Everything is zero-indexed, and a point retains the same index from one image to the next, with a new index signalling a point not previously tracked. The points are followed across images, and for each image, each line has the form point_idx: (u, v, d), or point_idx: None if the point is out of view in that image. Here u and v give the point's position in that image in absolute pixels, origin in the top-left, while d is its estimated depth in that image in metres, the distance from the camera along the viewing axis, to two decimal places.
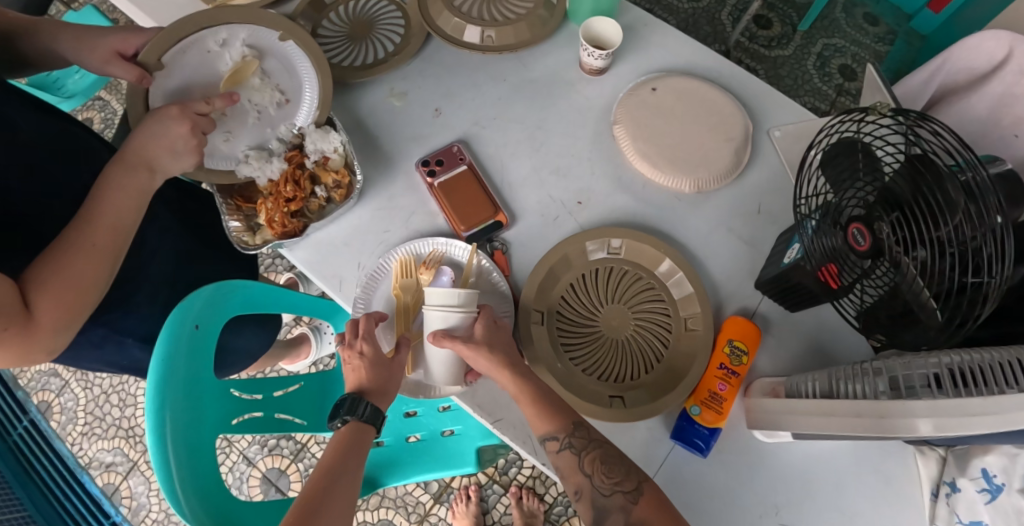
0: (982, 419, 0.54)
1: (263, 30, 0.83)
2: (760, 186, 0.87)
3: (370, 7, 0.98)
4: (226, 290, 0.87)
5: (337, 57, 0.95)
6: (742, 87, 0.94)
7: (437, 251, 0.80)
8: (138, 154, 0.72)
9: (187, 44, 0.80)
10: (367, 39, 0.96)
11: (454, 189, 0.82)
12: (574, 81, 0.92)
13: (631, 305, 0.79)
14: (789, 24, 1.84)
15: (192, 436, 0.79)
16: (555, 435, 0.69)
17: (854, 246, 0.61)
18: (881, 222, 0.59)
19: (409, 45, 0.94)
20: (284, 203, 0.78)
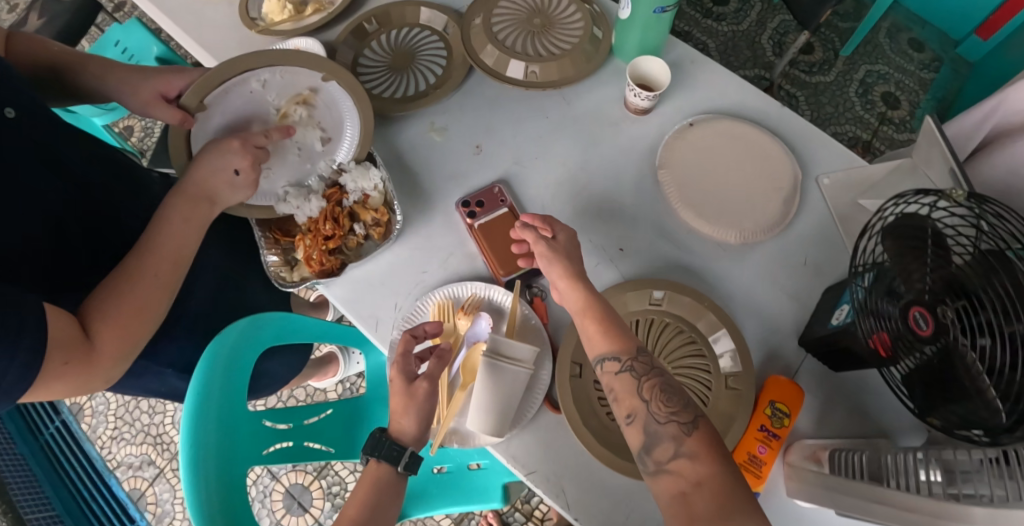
0: None
1: (303, 69, 0.82)
2: (807, 237, 0.85)
3: (411, 38, 0.98)
4: (261, 322, 0.87)
5: (377, 88, 0.94)
6: (791, 131, 0.91)
7: (476, 295, 0.78)
8: (199, 188, 0.72)
9: (229, 85, 0.80)
10: (408, 70, 0.96)
11: (494, 232, 0.81)
12: (618, 120, 0.90)
13: (669, 360, 0.78)
14: (831, 49, 1.80)
15: (227, 470, 0.79)
16: (618, 354, 0.68)
17: (917, 331, 0.58)
18: (945, 308, 0.56)
19: (450, 78, 0.93)
20: (322, 240, 0.77)
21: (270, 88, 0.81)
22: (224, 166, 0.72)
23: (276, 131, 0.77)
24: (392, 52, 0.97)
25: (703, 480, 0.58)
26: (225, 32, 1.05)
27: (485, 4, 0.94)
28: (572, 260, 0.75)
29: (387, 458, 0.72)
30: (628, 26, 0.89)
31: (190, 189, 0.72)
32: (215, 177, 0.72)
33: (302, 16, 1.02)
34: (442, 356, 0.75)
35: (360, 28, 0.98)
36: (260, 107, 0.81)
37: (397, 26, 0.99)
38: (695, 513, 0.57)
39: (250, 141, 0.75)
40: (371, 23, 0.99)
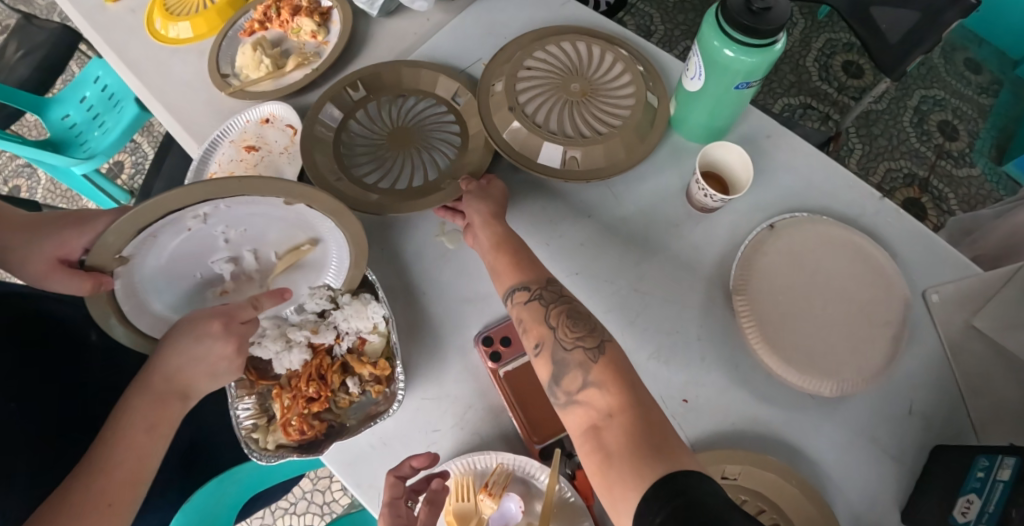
0: None
1: (259, 196, 0.60)
2: (912, 377, 0.69)
3: (411, 110, 0.79)
4: (238, 478, 0.70)
5: (373, 178, 0.75)
6: (888, 232, 0.74)
7: (503, 466, 0.62)
8: (168, 382, 0.59)
9: (155, 231, 0.57)
10: (412, 153, 0.76)
11: (523, 383, 0.65)
12: (678, 221, 0.72)
13: None
14: None
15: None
16: (527, 284, 0.63)
17: None
18: None
19: (469, 162, 0.75)
20: (304, 403, 0.63)
21: (215, 220, 0.60)
22: (203, 354, 0.58)
23: (268, 296, 0.62)
24: (387, 129, 0.77)
25: (615, 411, 0.53)
26: (194, 89, 0.87)
27: (508, 65, 0.76)
28: (498, 204, 0.69)
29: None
30: (695, 100, 0.70)
31: (156, 382, 0.59)
32: (192, 367, 0.59)
33: (283, 72, 0.84)
34: (435, 497, 0.59)
35: (342, 93, 0.79)
36: (205, 246, 0.61)
37: (391, 90, 0.80)
38: (607, 447, 0.51)
39: (234, 316, 0.60)
40: (353, 88, 0.79)
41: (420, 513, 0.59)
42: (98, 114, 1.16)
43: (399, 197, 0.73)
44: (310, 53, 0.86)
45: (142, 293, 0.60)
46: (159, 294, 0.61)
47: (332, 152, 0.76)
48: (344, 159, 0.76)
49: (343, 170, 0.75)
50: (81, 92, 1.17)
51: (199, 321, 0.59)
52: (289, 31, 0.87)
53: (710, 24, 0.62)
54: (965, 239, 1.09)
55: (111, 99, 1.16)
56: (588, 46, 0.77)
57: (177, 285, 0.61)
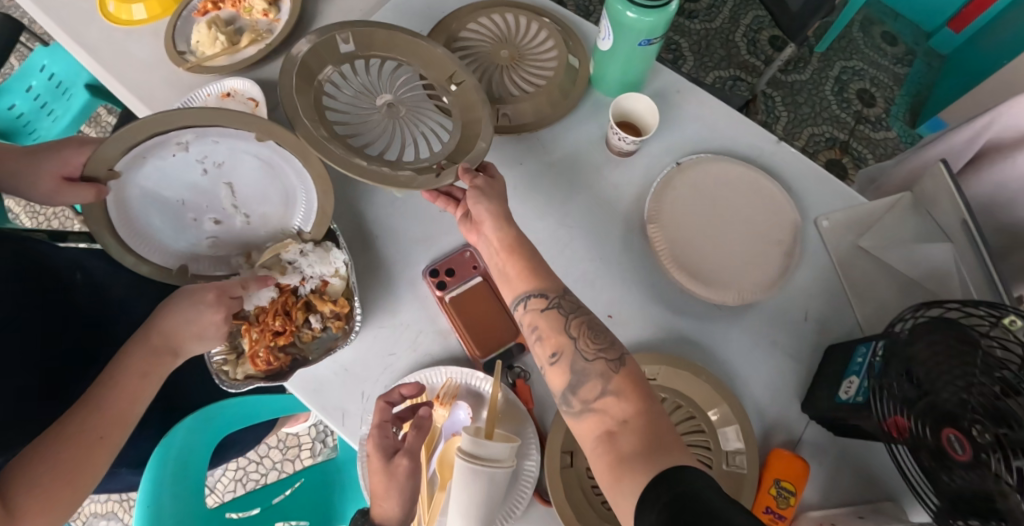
0: None
1: (236, 129, 0.69)
2: (807, 289, 0.79)
3: (406, 79, 0.78)
4: (209, 416, 0.76)
5: (359, 142, 0.74)
6: (783, 169, 0.85)
7: (452, 381, 0.70)
8: (163, 339, 0.67)
9: (143, 150, 0.66)
10: (402, 126, 0.76)
11: (468, 305, 0.72)
12: (600, 165, 0.82)
13: None
14: (805, 46, 1.72)
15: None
16: (544, 292, 0.66)
17: (952, 455, 0.53)
18: (977, 426, 0.51)
19: (467, 149, 0.74)
20: (271, 336, 0.69)
21: (196, 150, 0.68)
22: (195, 318, 0.66)
23: (256, 281, 0.69)
24: (376, 96, 0.77)
25: (630, 418, 0.56)
26: (151, 70, 0.92)
27: (445, 35, 0.84)
28: (498, 203, 0.71)
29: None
30: (609, 58, 0.79)
31: (156, 338, 0.67)
32: (184, 328, 0.66)
33: (237, 47, 0.90)
34: (421, 423, 0.67)
35: (330, 43, 0.75)
36: (186, 175, 0.69)
37: (381, 55, 0.78)
38: (620, 450, 0.54)
39: (226, 289, 0.68)
40: (345, 40, 0.76)
41: (405, 437, 0.67)
42: (46, 103, 1.18)
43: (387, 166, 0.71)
44: (262, 31, 0.92)
45: (130, 215, 0.67)
46: (146, 224, 0.68)
47: (313, 102, 0.72)
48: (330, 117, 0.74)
49: (325, 127, 0.71)
50: (27, 82, 1.17)
51: (197, 290, 0.67)
52: (241, 11, 0.93)
53: None
54: (870, 185, 1.21)
55: (59, 88, 1.19)
56: (515, 17, 0.86)
57: (162, 212, 0.68)
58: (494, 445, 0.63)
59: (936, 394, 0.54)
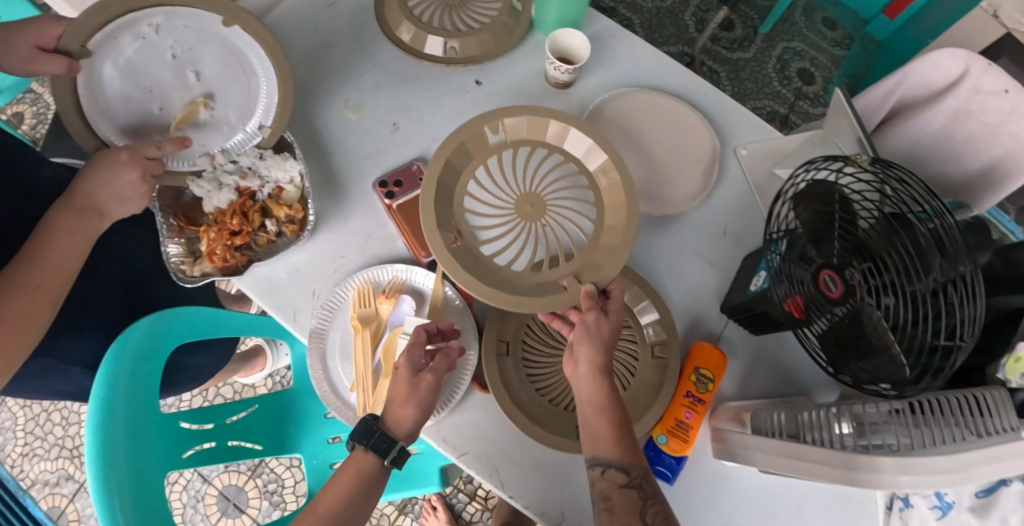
0: (950, 474, 0.54)
1: (201, 12, 0.74)
2: (727, 206, 0.86)
3: (547, 172, 0.78)
4: (169, 318, 0.80)
5: (497, 250, 0.75)
6: (710, 104, 0.91)
7: (397, 278, 0.76)
8: (86, 201, 0.71)
9: (114, 29, 0.70)
10: (539, 228, 0.75)
11: (414, 212, 0.78)
12: (539, 95, 0.89)
13: None
14: (750, 26, 1.77)
15: (142, 495, 0.71)
16: (627, 468, 0.66)
17: (826, 294, 0.57)
18: (852, 267, 0.55)
19: (599, 264, 0.72)
20: (228, 235, 0.74)
21: (166, 35, 0.73)
22: (112, 179, 0.69)
23: (170, 142, 0.71)
24: (522, 193, 0.77)
25: None
26: None
27: None
28: (605, 341, 0.70)
29: (376, 450, 0.68)
30: None
31: (78, 200, 0.70)
32: (102, 190, 0.70)
33: None
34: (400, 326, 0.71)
35: (478, 135, 0.75)
36: (156, 60, 0.73)
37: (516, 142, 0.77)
38: None
39: (137, 151, 0.70)
40: (495, 130, 0.76)
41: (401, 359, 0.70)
42: None
43: (525, 279, 0.73)
44: None
45: (99, 102, 0.70)
46: (115, 109, 0.71)
47: (452, 203, 0.74)
48: (477, 215, 0.75)
49: (467, 232, 0.74)
50: None
51: (110, 153, 0.69)
52: None
53: None
54: None
55: None
56: None
57: (130, 98, 0.72)
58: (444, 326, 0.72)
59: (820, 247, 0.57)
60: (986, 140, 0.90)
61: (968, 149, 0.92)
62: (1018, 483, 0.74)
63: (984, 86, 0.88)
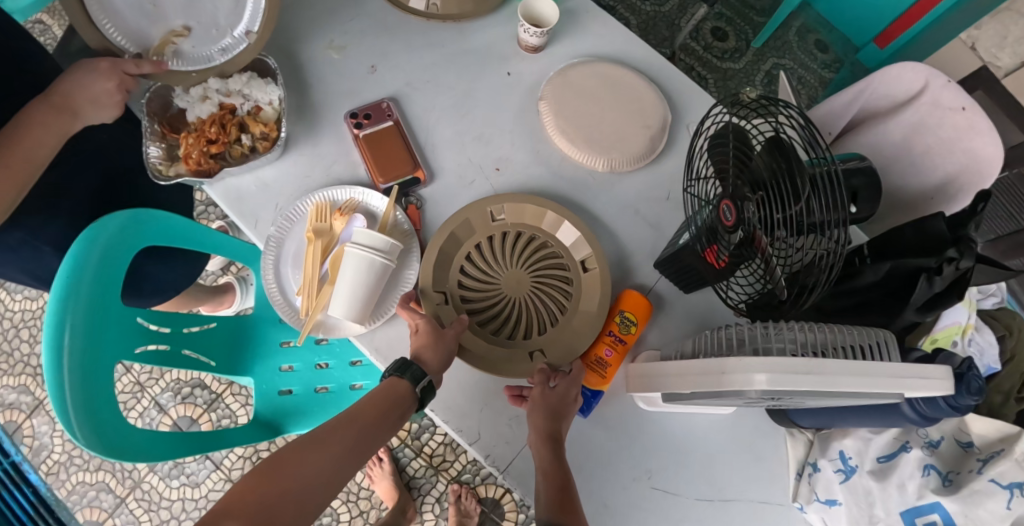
0: (807, 377, 0.56)
1: None
2: (673, 175, 0.92)
3: (537, 251, 0.84)
4: (142, 218, 0.86)
5: (478, 313, 0.82)
6: (669, 82, 0.96)
7: (353, 199, 0.82)
8: (63, 99, 0.76)
9: None
10: (519, 304, 0.81)
11: (378, 142, 0.85)
12: (509, 56, 0.94)
13: (530, 268, 0.82)
14: (743, 40, 1.73)
15: (91, 372, 0.78)
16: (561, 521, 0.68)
17: (723, 222, 0.67)
18: (748, 202, 0.64)
19: (572, 350, 0.81)
20: (205, 142, 0.81)
21: None
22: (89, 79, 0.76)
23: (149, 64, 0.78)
24: (512, 270, 0.82)
25: None
26: None
27: None
28: (551, 412, 0.74)
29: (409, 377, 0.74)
30: None
31: (55, 98, 0.76)
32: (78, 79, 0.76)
33: None
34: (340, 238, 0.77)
35: (484, 213, 0.83)
36: None
37: (514, 226, 0.84)
38: None
39: (119, 67, 0.77)
40: (499, 212, 0.84)
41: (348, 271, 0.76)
42: None
43: (499, 346, 0.80)
44: None
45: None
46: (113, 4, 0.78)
47: (447, 264, 0.82)
48: (468, 281, 0.82)
49: (456, 294, 0.82)
50: None
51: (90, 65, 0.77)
52: None
53: None
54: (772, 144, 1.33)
55: None
56: None
57: None
58: (377, 234, 0.75)
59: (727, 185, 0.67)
60: (941, 154, 0.94)
61: (925, 163, 0.95)
62: (916, 452, 0.75)
63: (942, 101, 0.94)
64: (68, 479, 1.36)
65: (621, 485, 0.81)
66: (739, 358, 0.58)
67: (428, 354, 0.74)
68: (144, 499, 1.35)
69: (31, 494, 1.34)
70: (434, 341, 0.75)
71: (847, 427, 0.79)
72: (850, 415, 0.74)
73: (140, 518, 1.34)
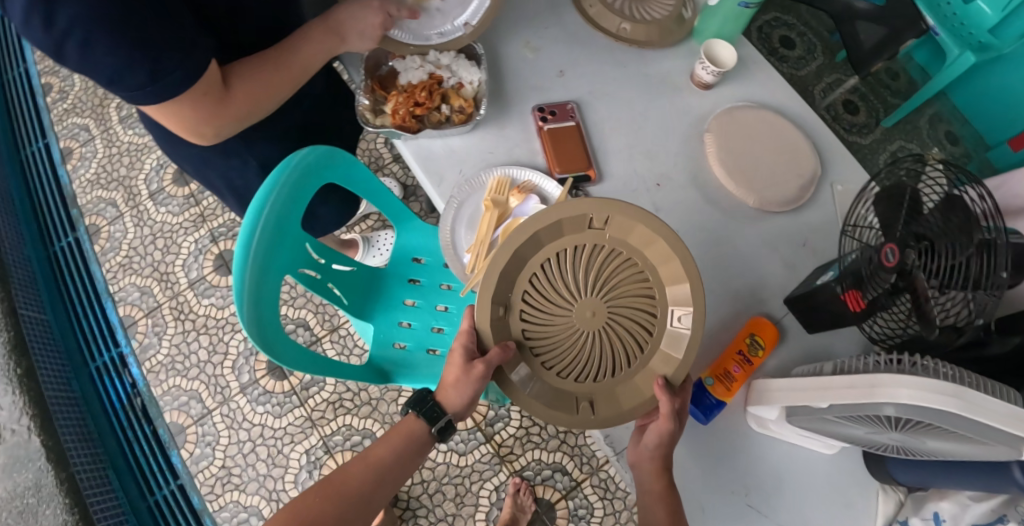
0: (952, 400, 0.64)
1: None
2: (812, 225, 0.98)
3: (624, 284, 0.81)
4: (335, 155, 0.97)
5: (538, 331, 0.82)
6: (823, 141, 1.03)
7: (530, 181, 0.90)
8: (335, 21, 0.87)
9: None
10: (595, 335, 0.80)
11: (560, 136, 0.94)
12: (681, 87, 1.03)
13: (609, 301, 0.81)
14: (873, 116, 1.73)
15: (265, 272, 0.88)
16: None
17: (883, 262, 0.73)
18: (912, 249, 0.71)
19: (621, 404, 0.79)
20: (412, 103, 0.92)
21: None
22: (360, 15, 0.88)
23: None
24: (588, 298, 0.81)
25: None
26: None
27: None
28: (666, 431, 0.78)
29: (427, 416, 0.85)
30: (713, 11, 1.01)
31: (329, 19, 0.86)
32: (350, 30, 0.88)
33: None
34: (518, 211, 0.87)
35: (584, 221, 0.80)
36: None
37: (613, 248, 0.81)
38: None
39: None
40: (601, 224, 0.81)
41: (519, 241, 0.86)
42: None
43: (549, 375, 0.81)
44: None
45: None
46: None
47: (527, 271, 0.81)
48: (540, 293, 0.82)
49: (522, 306, 0.82)
50: None
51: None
52: None
53: None
54: None
55: None
56: None
57: None
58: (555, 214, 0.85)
59: (891, 233, 0.74)
60: None
61: None
62: None
63: None
64: (165, 380, 1.49)
65: (718, 495, 0.85)
66: (892, 376, 0.67)
67: (449, 394, 0.85)
68: (228, 416, 1.45)
69: (129, 386, 1.50)
70: (456, 381, 0.82)
71: (947, 489, 0.84)
72: (963, 471, 0.79)
73: (221, 431, 1.45)
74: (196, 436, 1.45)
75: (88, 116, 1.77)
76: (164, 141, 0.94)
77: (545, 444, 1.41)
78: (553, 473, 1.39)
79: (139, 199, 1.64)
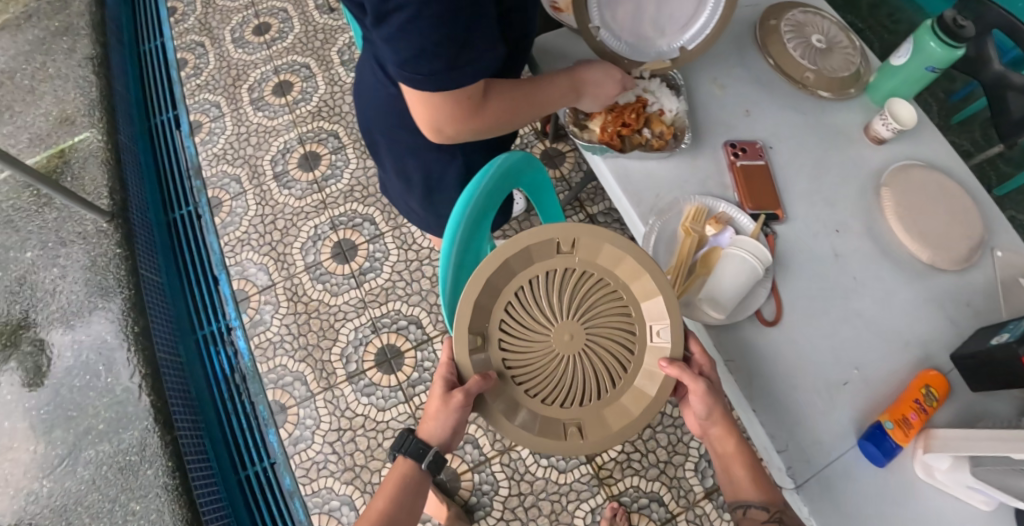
0: None
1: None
2: (979, 285, 0.99)
3: (586, 303, 0.83)
4: (530, 162, 0.98)
5: (519, 361, 0.82)
6: (988, 204, 1.05)
7: (726, 213, 0.95)
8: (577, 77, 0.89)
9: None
10: (576, 358, 0.81)
11: (752, 173, 0.98)
12: (855, 140, 1.07)
13: (585, 323, 0.82)
14: None
15: (460, 270, 0.88)
16: (762, 497, 0.83)
17: None
18: None
19: (611, 426, 0.80)
20: (619, 122, 0.98)
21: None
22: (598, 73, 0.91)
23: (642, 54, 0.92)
24: (564, 321, 0.82)
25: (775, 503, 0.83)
26: None
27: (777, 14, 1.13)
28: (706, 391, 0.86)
29: (414, 454, 0.89)
30: (893, 72, 1.05)
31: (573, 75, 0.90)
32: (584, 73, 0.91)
33: None
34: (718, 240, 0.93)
35: (553, 245, 0.82)
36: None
37: (581, 264, 0.83)
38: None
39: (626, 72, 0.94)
40: (565, 247, 0.82)
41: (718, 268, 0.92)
42: None
43: (540, 406, 0.81)
44: None
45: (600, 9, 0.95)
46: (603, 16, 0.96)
47: (505, 301, 0.82)
48: (516, 322, 0.82)
49: (500, 337, 0.82)
50: None
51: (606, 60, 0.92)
52: None
53: (926, 26, 0.98)
54: None
55: None
56: (822, 19, 1.13)
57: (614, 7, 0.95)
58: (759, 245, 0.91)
59: None
60: None
61: None
62: None
63: None
64: (272, 357, 1.50)
65: None
66: None
67: (431, 424, 0.88)
68: (331, 402, 1.44)
69: (233, 359, 1.51)
70: (437, 412, 0.85)
71: None
72: None
73: (322, 416, 1.44)
74: (296, 418, 1.43)
75: (219, 94, 1.82)
76: (373, 130, 0.99)
77: (645, 472, 1.40)
78: (650, 502, 1.38)
79: (263, 178, 1.69)
